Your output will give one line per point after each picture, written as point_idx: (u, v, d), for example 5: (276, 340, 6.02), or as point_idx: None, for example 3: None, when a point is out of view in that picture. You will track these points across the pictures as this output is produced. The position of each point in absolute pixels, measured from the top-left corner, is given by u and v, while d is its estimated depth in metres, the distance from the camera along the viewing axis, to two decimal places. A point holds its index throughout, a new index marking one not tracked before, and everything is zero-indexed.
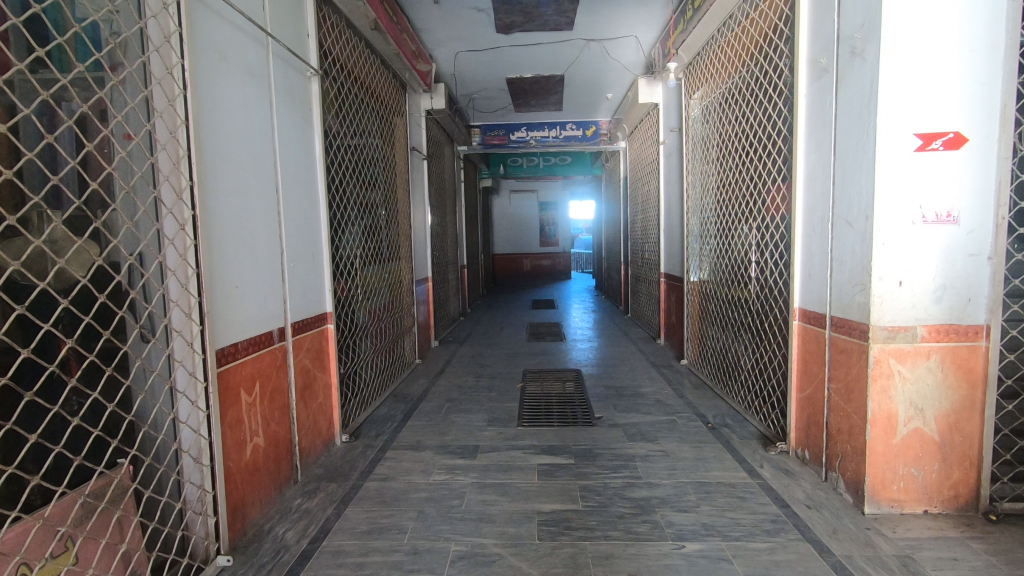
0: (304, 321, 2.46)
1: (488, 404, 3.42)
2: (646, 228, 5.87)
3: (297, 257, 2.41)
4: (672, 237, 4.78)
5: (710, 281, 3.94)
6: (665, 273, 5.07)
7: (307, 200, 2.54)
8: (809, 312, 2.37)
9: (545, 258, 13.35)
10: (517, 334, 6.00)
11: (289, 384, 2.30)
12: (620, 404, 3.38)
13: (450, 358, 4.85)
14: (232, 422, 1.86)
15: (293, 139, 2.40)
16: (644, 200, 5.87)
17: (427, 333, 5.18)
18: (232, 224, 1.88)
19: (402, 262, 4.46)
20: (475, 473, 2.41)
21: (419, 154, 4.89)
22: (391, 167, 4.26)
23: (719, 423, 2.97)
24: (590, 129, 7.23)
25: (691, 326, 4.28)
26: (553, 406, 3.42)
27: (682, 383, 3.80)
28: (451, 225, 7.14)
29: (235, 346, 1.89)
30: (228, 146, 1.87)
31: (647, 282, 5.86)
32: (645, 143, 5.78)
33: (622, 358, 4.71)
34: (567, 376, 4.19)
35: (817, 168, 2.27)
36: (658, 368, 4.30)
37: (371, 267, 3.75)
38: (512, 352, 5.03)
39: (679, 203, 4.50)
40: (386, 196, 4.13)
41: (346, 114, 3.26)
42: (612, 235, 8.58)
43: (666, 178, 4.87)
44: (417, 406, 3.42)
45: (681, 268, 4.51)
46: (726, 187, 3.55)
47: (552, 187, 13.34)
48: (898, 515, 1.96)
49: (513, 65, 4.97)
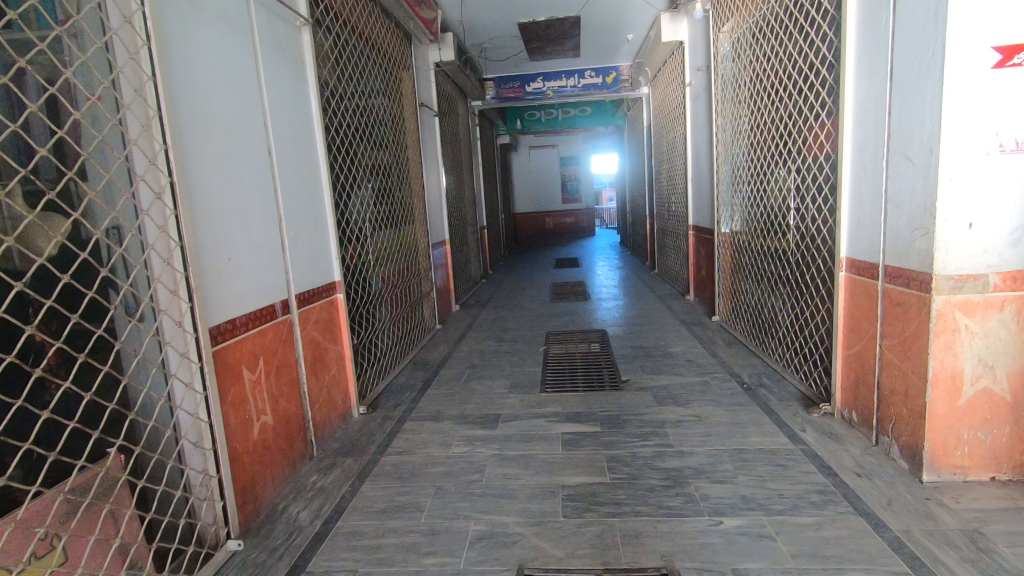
0: (311, 292, 2.34)
1: (510, 369, 3.30)
2: (671, 178, 5.57)
3: (298, 225, 2.27)
4: (700, 186, 4.50)
5: (742, 232, 3.69)
6: (693, 226, 4.80)
7: (305, 162, 2.37)
8: (858, 261, 2.13)
9: (568, 215, 13.02)
10: (541, 295, 5.84)
11: (298, 358, 2.20)
12: (648, 366, 3.22)
13: (471, 322, 4.74)
14: (234, 402, 1.77)
15: (284, 96, 2.21)
16: (670, 149, 5.54)
17: (447, 298, 5.06)
18: (218, 192, 1.73)
19: (417, 225, 4.30)
20: (496, 444, 2.29)
21: (429, 111, 4.65)
22: (399, 126, 4.04)
23: (755, 383, 2.79)
24: (609, 75, 6.82)
25: (723, 280, 4.04)
26: (578, 369, 3.28)
27: (714, 341, 3.61)
28: (468, 185, 6.92)
29: (232, 323, 1.77)
30: (206, 104, 1.70)
31: (673, 235, 5.59)
32: (669, 86, 5.41)
33: (650, 317, 4.52)
34: (592, 337, 4.04)
35: (870, 98, 1.98)
36: (688, 326, 4.10)
37: (383, 231, 3.60)
38: (535, 314, 4.88)
39: (708, 150, 4.19)
40: (395, 157, 3.93)
41: (344, 69, 3.05)
42: (636, 189, 8.24)
43: (693, 123, 4.54)
44: (437, 374, 3.32)
45: (711, 219, 4.25)
46: (760, 130, 3.25)
47: (572, 141, 12.89)
48: (961, 483, 1.78)
49: (524, 8, 4.63)
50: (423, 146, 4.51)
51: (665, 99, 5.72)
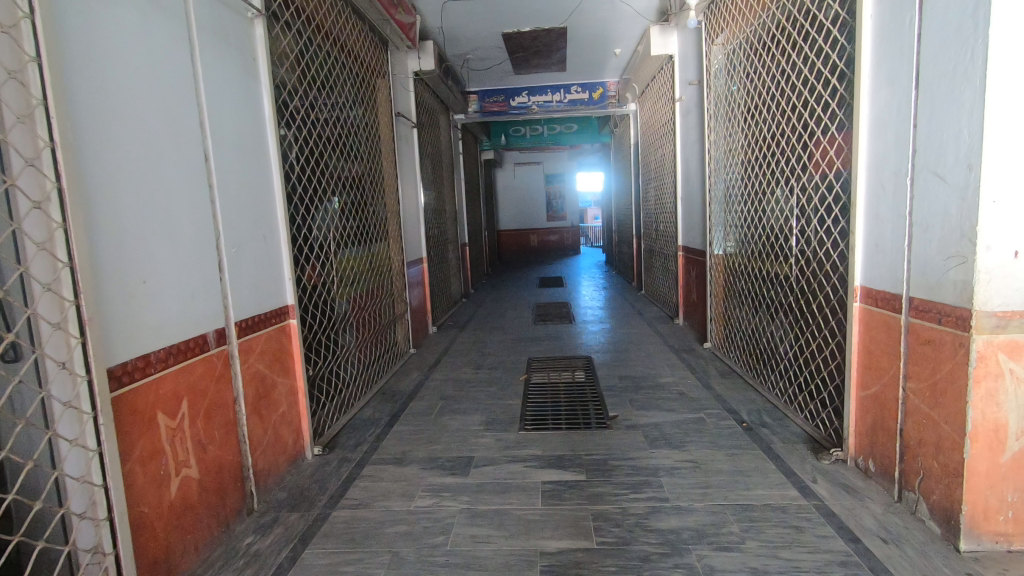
0: (256, 318, 2.04)
1: (487, 402, 3.02)
2: (660, 197, 5.38)
3: (242, 240, 1.97)
4: (690, 205, 4.30)
5: (737, 254, 3.47)
6: (683, 246, 4.59)
7: (254, 169, 2.09)
8: (875, 291, 1.90)
9: (553, 233, 12.83)
10: (523, 316, 5.56)
11: (237, 395, 1.89)
12: (637, 399, 2.95)
13: (448, 346, 4.43)
14: (145, 455, 1.46)
15: (229, 94, 1.94)
16: (658, 167, 5.35)
17: (423, 319, 4.77)
18: (130, 201, 1.44)
19: (391, 242, 4.02)
20: (466, 496, 2.00)
21: (407, 122, 4.40)
22: (373, 136, 3.78)
23: (756, 422, 2.53)
24: (596, 91, 6.67)
25: (715, 305, 3.81)
26: (561, 403, 2.99)
27: (707, 371, 3.36)
28: (449, 201, 6.68)
29: (145, 359, 1.47)
30: (118, 95, 1.41)
31: (661, 256, 5.38)
32: (658, 102, 5.24)
33: (638, 342, 4.26)
34: (576, 363, 3.77)
35: (890, 107, 1.77)
36: (678, 353, 3.85)
37: (352, 248, 3.31)
38: (516, 338, 4.60)
39: (700, 167, 4.00)
40: (368, 169, 3.66)
41: (309, 70, 2.78)
42: (623, 208, 8.07)
43: (684, 140, 4.34)
44: (407, 406, 3.01)
45: (702, 240, 4.03)
46: (757, 146, 3.04)
47: (558, 159, 12.75)
48: (1004, 553, 1.52)
49: (508, 17, 4.43)
50: (400, 159, 4.25)
51: (653, 115, 5.55)
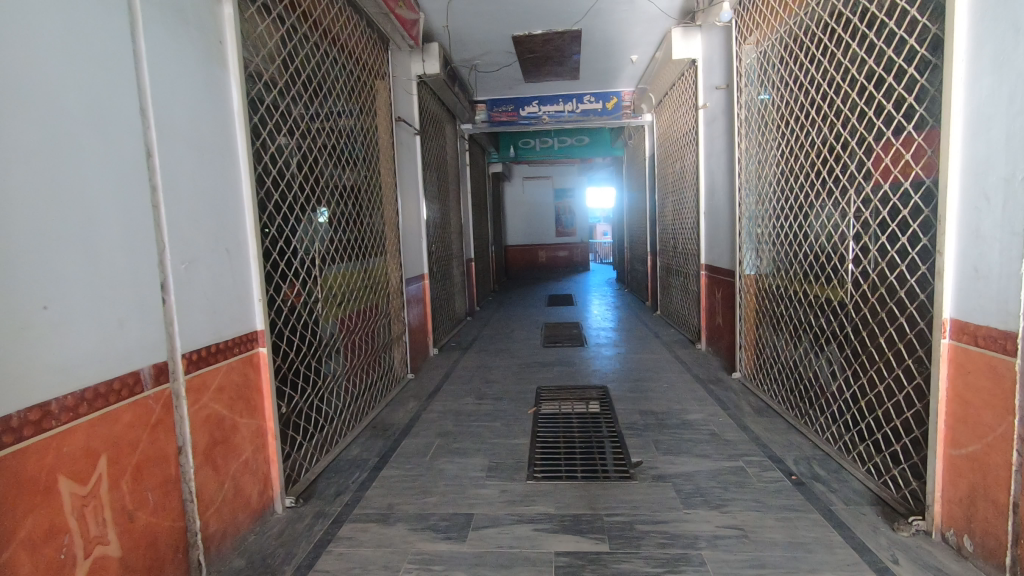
0: (213, 347, 1.70)
1: (491, 440, 2.65)
2: (679, 212, 5.03)
3: (196, 253, 1.64)
4: (715, 220, 3.95)
5: (771, 275, 3.10)
6: (706, 265, 4.23)
7: (216, 169, 1.76)
8: (972, 325, 1.53)
9: (561, 249, 12.51)
10: (531, 338, 5.20)
11: (183, 443, 1.54)
12: (663, 440, 2.57)
13: (449, 370, 4.08)
14: (37, 537, 1.11)
15: (185, 81, 1.62)
16: (678, 180, 5.01)
17: (424, 340, 4.43)
18: (25, 203, 1.11)
19: (389, 257, 3.68)
20: (461, 570, 1.63)
21: (409, 128, 4.10)
22: (370, 142, 3.47)
23: (806, 474, 2.14)
24: (610, 100, 6.38)
25: (745, 331, 3.43)
26: (575, 443, 2.62)
27: (739, 407, 2.98)
28: (455, 214, 6.37)
29: (43, 408, 1.13)
30: (12, 65, 1.09)
31: (680, 274, 5.01)
32: (677, 111, 4.92)
33: (657, 369, 3.89)
34: (591, 394, 3.40)
35: (995, 97, 1.42)
36: (703, 383, 3.47)
37: (343, 263, 2.97)
38: (524, 362, 4.24)
39: (727, 179, 3.65)
40: (365, 176, 3.35)
41: (292, 64, 2.46)
42: (636, 223, 7.72)
43: (710, 149, 4.00)
44: (399, 444, 2.65)
45: (728, 258, 3.67)
46: (796, 154, 2.70)
47: (568, 174, 12.46)
48: None
49: (518, 18, 4.14)
50: (401, 167, 3.93)
51: (672, 125, 5.23)
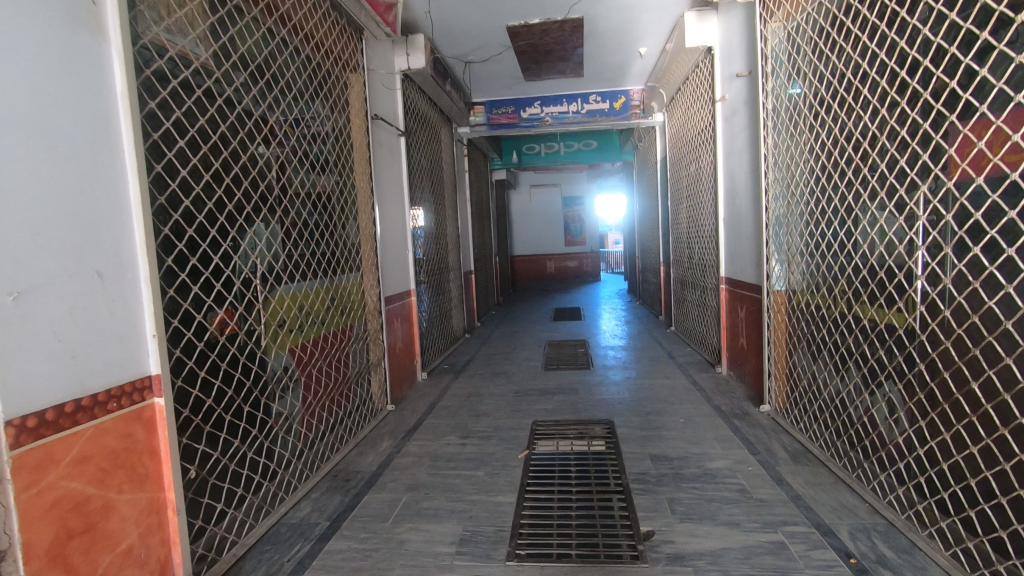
0: (71, 405, 1.27)
1: (469, 497, 2.18)
2: (694, 218, 4.55)
3: (40, 280, 1.21)
4: (737, 228, 3.46)
5: (806, 291, 2.60)
6: (728, 279, 3.75)
7: (85, 168, 1.35)
8: None
9: (570, 259, 12.06)
10: (531, 359, 4.73)
11: (6, 545, 1.12)
12: (680, 499, 2.08)
13: (437, 399, 3.62)
14: None
15: (25, 48, 1.20)
16: (693, 183, 4.54)
17: (410, 364, 3.98)
18: None
19: (365, 274, 3.25)
20: None
21: (390, 127, 3.67)
22: (341, 143, 3.05)
23: (870, 558, 1.64)
24: (618, 100, 5.93)
25: (775, 357, 2.93)
26: (572, 496, 2.15)
27: (771, 450, 2.48)
28: (452, 223, 5.94)
29: None
30: None
31: (698, 288, 4.52)
32: (692, 107, 4.46)
33: (671, 398, 3.39)
34: (594, 431, 2.91)
35: None
36: (727, 417, 2.97)
37: (303, 283, 2.53)
38: (521, 389, 3.76)
39: (750, 180, 3.17)
40: (333, 181, 2.92)
41: (228, 46, 2.04)
42: (647, 232, 7.22)
43: (730, 147, 3.52)
44: (359, 502, 2.19)
45: (753, 272, 3.18)
46: (840, 146, 2.22)
47: (576, 180, 12.00)
48: None
49: (511, 5, 3.71)
50: (381, 171, 3.51)
51: (686, 124, 4.76)
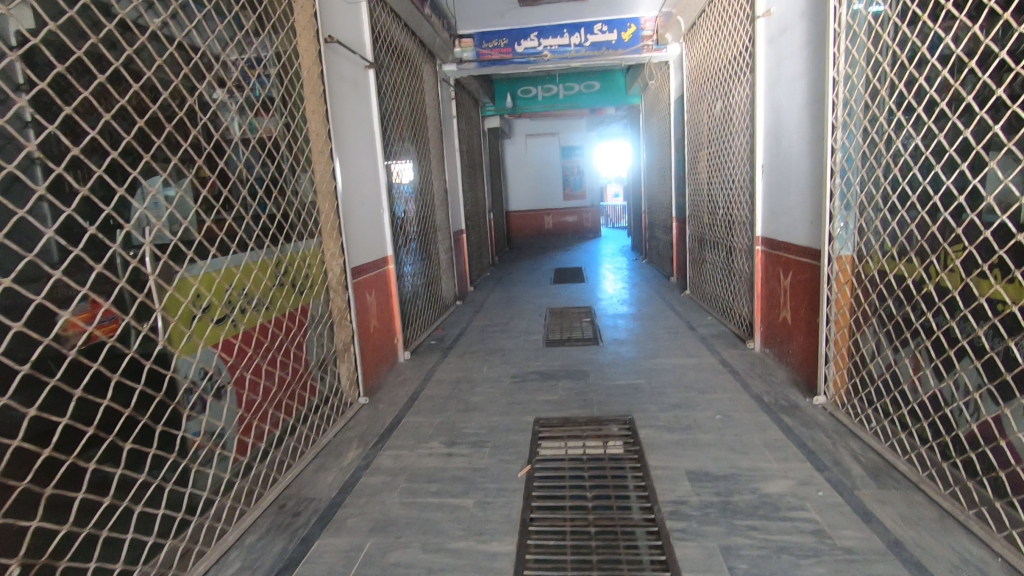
0: None
1: (453, 545, 1.64)
2: (720, 166, 3.90)
3: None
4: (785, 177, 2.81)
5: (882, 257, 2.01)
6: (767, 239, 3.13)
7: None
8: None
9: (569, 215, 11.38)
10: (531, 331, 4.18)
11: None
12: (739, 549, 1.54)
13: (420, 388, 3.06)
14: None
15: None
16: (720, 125, 3.86)
17: (390, 343, 3.40)
18: None
19: (327, 240, 2.62)
20: None
21: (353, 56, 2.97)
22: (288, 71, 2.36)
23: None
24: (627, 30, 5.08)
25: (836, 340, 2.35)
26: (589, 541, 1.62)
27: (843, 465, 1.93)
28: (439, 177, 5.27)
29: None
30: None
31: (723, 248, 3.91)
32: (721, 31, 3.72)
33: (701, 384, 2.83)
34: (610, 431, 2.37)
35: None
36: (773, 413, 2.42)
37: (231, 256, 1.90)
38: (520, 372, 3.21)
39: (807, 116, 2.50)
40: (275, 120, 2.25)
41: None
42: (656, 184, 6.53)
43: (775, 75, 2.85)
44: (307, 552, 1.64)
45: (807, 233, 2.55)
46: (955, 57, 1.56)
47: (575, 128, 11.16)
48: None
49: None
50: (343, 110, 2.83)
51: (711, 54, 4.02)
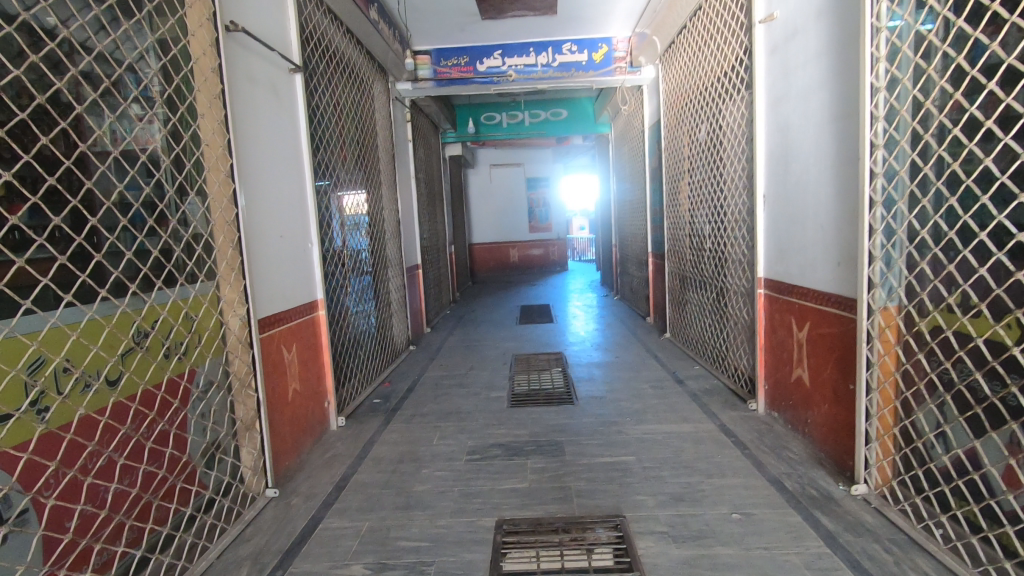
0: None
1: None
2: (709, 197, 3.46)
3: None
4: (798, 209, 2.34)
5: (952, 312, 1.52)
6: (772, 282, 2.65)
7: None
8: None
9: (535, 247, 10.94)
10: (493, 385, 3.57)
11: None
12: None
13: (351, 470, 2.40)
14: None
15: None
16: (707, 151, 3.44)
17: (318, 409, 2.73)
18: None
19: (223, 284, 1.97)
20: None
21: (272, 54, 2.40)
22: (171, 62, 1.76)
23: None
24: (598, 51, 4.74)
25: (881, 415, 1.83)
26: None
27: None
28: (392, 206, 4.68)
29: None
30: None
31: (714, 289, 3.43)
32: (706, 45, 3.33)
33: (703, 463, 2.28)
34: (595, 538, 1.78)
35: None
36: (804, 509, 1.88)
37: (47, 316, 1.26)
38: (480, 444, 2.59)
39: (831, 134, 2.04)
40: (138, 121, 1.65)
41: None
42: (629, 217, 6.10)
43: (780, 88, 2.42)
44: None
45: (836, 277, 2.06)
46: None
47: (541, 159, 10.80)
48: None
49: None
50: (256, 118, 2.23)
51: (693, 75, 3.63)
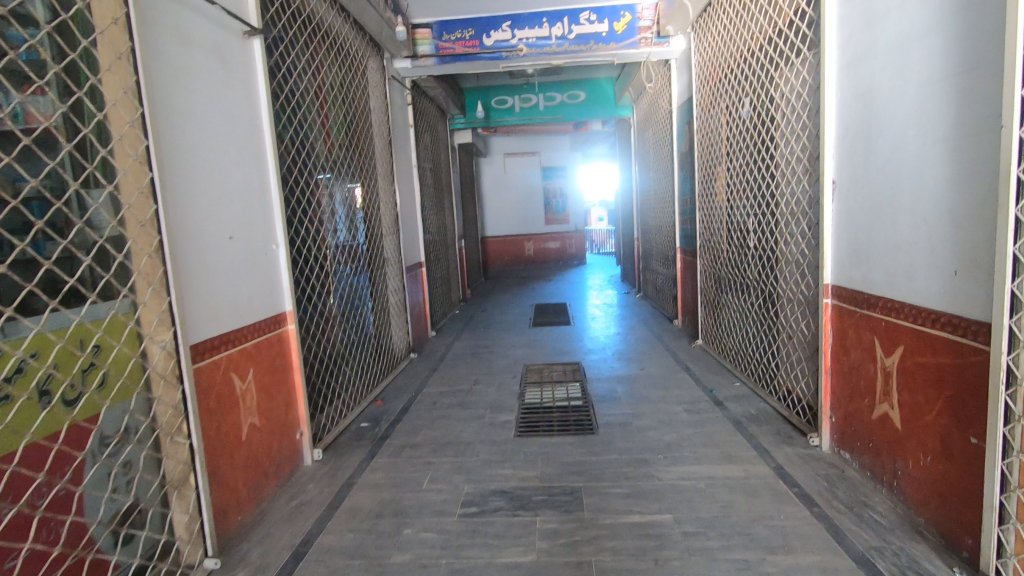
0: None
1: None
2: (755, 184, 2.91)
3: None
4: (885, 199, 1.80)
5: None
6: (841, 290, 2.12)
7: None
8: None
9: (552, 240, 10.43)
10: (501, 405, 3.09)
11: None
12: None
13: (319, 525, 1.95)
14: None
15: None
16: (752, 128, 2.88)
17: (287, 444, 2.28)
18: None
19: (137, 303, 1.52)
20: None
21: (215, 12, 1.92)
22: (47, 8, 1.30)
23: None
24: (620, 19, 4.13)
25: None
26: None
27: None
28: (391, 198, 4.21)
29: None
30: None
31: (762, 293, 2.89)
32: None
33: (760, 527, 1.77)
34: None
35: None
36: None
37: None
38: (478, 491, 2.12)
39: (947, 96, 1.50)
40: (26, 90, 1.23)
41: None
42: (654, 207, 5.54)
43: (862, 43, 1.87)
44: None
45: (950, 291, 1.53)
46: None
47: (557, 148, 10.22)
48: None
49: None
50: (189, 91, 1.77)
51: (734, 40, 3.07)
